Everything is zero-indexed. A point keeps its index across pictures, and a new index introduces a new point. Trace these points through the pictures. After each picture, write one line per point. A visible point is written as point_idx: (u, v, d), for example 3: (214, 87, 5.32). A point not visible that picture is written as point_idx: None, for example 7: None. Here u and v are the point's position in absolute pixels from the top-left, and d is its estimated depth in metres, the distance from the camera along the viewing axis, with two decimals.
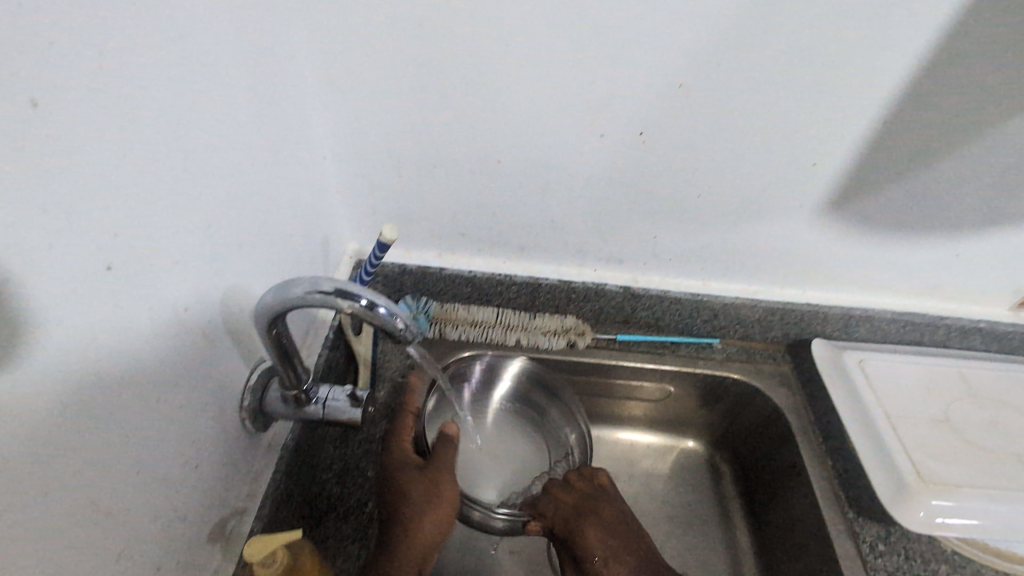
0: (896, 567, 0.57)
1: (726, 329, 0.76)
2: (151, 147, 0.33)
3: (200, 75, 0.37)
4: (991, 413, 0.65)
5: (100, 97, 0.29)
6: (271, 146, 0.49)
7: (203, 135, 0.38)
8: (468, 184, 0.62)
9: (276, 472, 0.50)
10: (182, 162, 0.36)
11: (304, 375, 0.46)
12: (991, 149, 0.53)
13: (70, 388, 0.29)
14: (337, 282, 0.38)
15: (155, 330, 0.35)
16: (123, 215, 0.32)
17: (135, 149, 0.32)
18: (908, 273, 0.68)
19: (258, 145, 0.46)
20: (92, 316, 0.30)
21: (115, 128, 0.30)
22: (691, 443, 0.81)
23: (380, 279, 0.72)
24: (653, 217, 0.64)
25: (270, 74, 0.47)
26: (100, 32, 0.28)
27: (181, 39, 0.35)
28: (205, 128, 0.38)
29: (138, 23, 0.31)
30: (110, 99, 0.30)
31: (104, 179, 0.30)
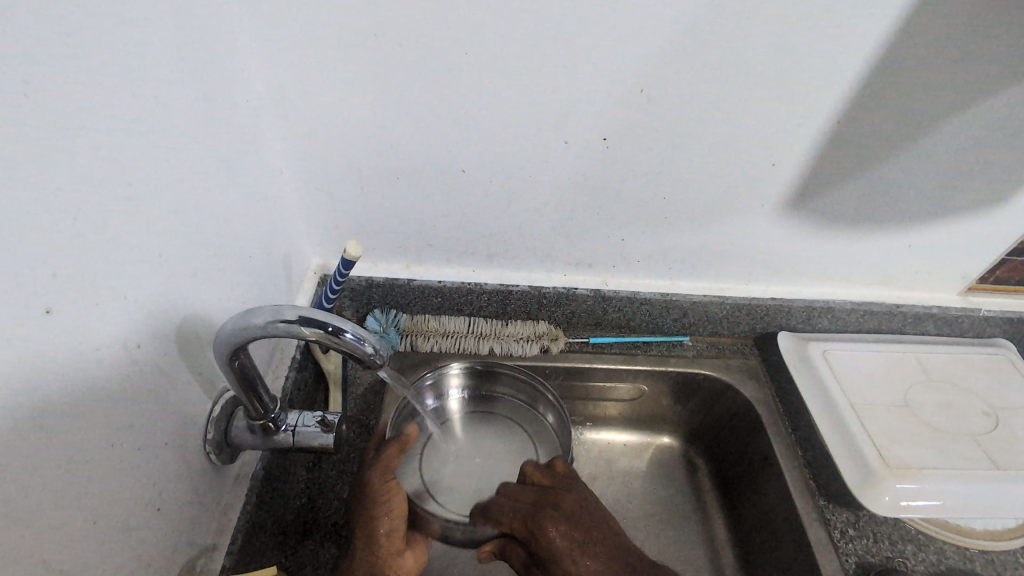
0: (866, 550, 0.59)
1: (695, 326, 0.77)
2: (90, 176, 0.31)
3: (139, 97, 0.35)
4: (945, 396, 0.68)
5: (30, 126, 0.27)
6: (223, 164, 0.46)
7: (147, 160, 0.36)
8: (432, 195, 0.61)
9: (246, 504, 0.48)
10: (125, 189, 0.34)
11: (270, 404, 0.45)
12: (937, 143, 0.56)
13: (12, 442, 0.27)
14: (301, 310, 0.37)
15: (104, 371, 0.33)
16: (62, 251, 0.29)
17: (71, 179, 0.30)
18: (865, 264, 0.70)
19: (209, 165, 0.44)
20: (32, 363, 0.28)
21: (48, 159, 0.28)
22: (666, 439, 0.83)
23: (347, 294, 0.70)
24: (621, 220, 0.64)
25: (218, 90, 0.45)
26: (26, 58, 0.26)
27: (118, 59, 0.33)
28: (149, 153, 0.36)
29: (68, 45, 0.29)
30: (41, 128, 0.27)
31: (38, 213, 0.28)
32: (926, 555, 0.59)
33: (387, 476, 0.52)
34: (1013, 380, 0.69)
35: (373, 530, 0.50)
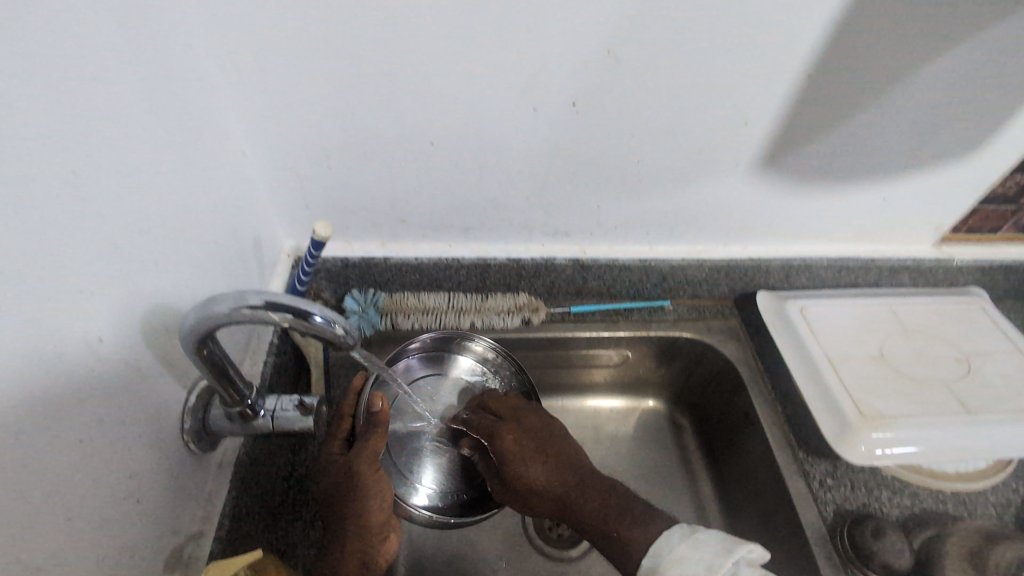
0: (844, 498, 0.61)
1: (676, 290, 0.77)
2: (31, 163, 0.29)
3: (77, 75, 0.33)
4: (919, 346, 0.69)
5: None
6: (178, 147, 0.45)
7: (95, 144, 0.34)
8: (404, 170, 0.60)
9: (231, 491, 0.48)
10: (73, 176, 0.32)
11: (246, 390, 0.44)
12: (911, 93, 0.55)
13: None
14: (266, 294, 0.36)
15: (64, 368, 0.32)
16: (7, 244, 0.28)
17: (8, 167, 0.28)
18: (842, 220, 0.70)
19: (163, 147, 0.42)
20: None
21: None
22: (651, 402, 0.85)
23: (324, 275, 0.69)
24: (597, 187, 0.63)
25: (166, 68, 0.42)
26: None
27: (50, 35, 0.30)
28: (96, 136, 0.34)
29: None
30: None
31: None
32: (901, 499, 0.61)
33: (375, 461, 0.52)
34: (984, 326, 0.71)
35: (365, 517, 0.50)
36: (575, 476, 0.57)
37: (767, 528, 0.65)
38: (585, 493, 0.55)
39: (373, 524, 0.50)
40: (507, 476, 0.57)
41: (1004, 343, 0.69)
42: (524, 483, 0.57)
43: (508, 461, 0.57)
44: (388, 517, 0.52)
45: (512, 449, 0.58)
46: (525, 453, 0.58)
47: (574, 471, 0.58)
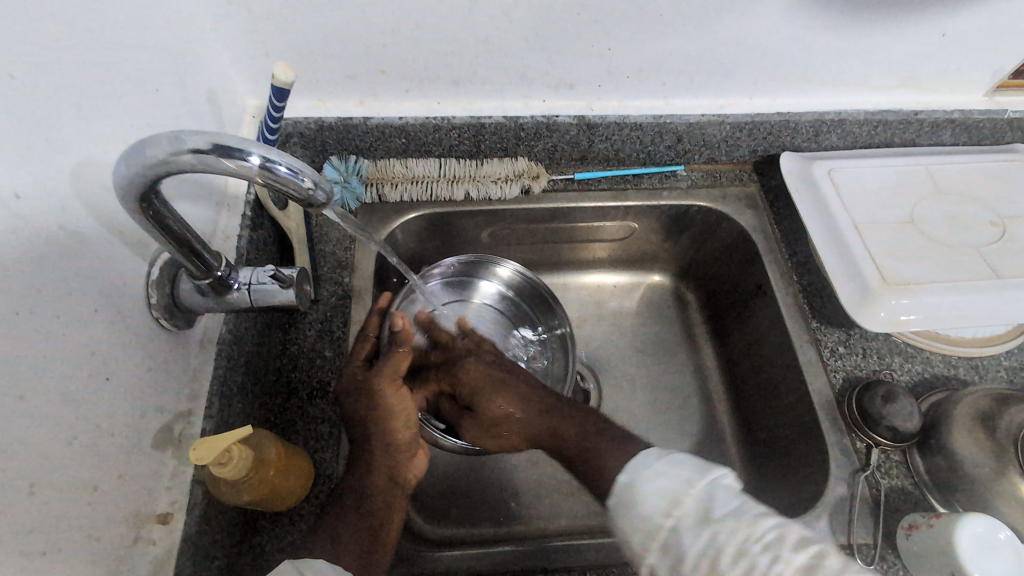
0: (854, 366, 0.60)
1: (691, 153, 0.69)
2: None
3: None
4: (954, 209, 0.64)
5: None
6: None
7: None
8: (375, 2, 0.50)
9: (218, 369, 0.45)
10: None
11: (213, 261, 0.39)
12: None
13: None
14: (211, 136, 0.29)
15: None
16: None
17: None
18: (888, 63, 0.60)
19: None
20: None
21: None
22: (657, 278, 0.82)
23: (296, 141, 0.61)
24: (606, 24, 0.53)
25: None
26: None
27: None
28: None
29: None
30: None
31: None
32: (913, 366, 0.60)
33: (398, 382, 0.49)
34: None
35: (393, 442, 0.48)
36: (540, 404, 0.51)
37: (771, 396, 0.65)
38: (557, 421, 0.50)
39: (400, 447, 0.49)
40: (479, 409, 0.53)
41: None
42: (495, 417, 0.52)
43: (474, 393, 0.54)
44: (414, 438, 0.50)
45: (478, 382, 0.54)
46: (487, 386, 0.53)
47: (539, 397, 0.52)
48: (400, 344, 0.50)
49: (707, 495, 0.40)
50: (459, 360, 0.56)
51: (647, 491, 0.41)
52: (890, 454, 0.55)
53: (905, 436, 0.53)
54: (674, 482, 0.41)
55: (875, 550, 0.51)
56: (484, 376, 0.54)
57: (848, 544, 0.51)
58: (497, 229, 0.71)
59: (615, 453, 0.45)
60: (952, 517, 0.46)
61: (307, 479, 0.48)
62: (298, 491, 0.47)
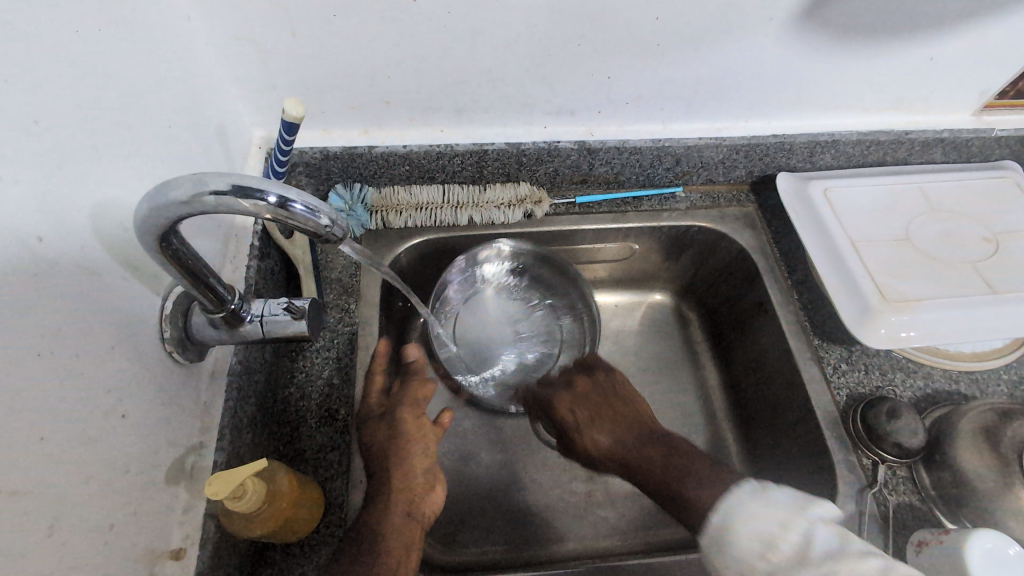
0: (857, 382, 0.60)
1: (689, 175, 0.71)
2: None
3: None
4: (948, 226, 0.65)
5: None
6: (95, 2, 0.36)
7: None
8: (380, 37, 0.51)
9: (229, 401, 0.46)
10: None
11: (228, 295, 0.40)
12: None
13: None
14: (231, 178, 0.30)
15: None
16: None
17: None
18: (879, 86, 0.62)
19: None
20: None
21: None
22: (658, 297, 0.83)
23: (302, 170, 0.62)
24: (606, 54, 0.55)
25: None
26: None
27: None
28: None
29: None
30: None
31: None
32: (914, 381, 0.61)
33: (417, 409, 0.52)
34: (1015, 203, 0.67)
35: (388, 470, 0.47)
36: (644, 434, 0.56)
37: (775, 414, 0.66)
38: (647, 455, 0.53)
39: (417, 473, 0.48)
40: (574, 441, 0.58)
41: None
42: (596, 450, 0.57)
43: (576, 427, 0.59)
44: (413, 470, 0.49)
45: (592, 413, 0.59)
46: (592, 416, 0.59)
47: (644, 431, 0.56)
48: (418, 371, 0.55)
49: (805, 536, 0.39)
50: (557, 395, 0.62)
51: (741, 532, 0.42)
52: (897, 470, 0.56)
53: (912, 452, 0.54)
54: (769, 524, 0.41)
55: None
56: (626, 408, 0.59)
57: None
58: (500, 253, 0.72)
59: (712, 481, 0.48)
60: (962, 531, 0.47)
61: (318, 511, 0.48)
62: (309, 524, 0.47)
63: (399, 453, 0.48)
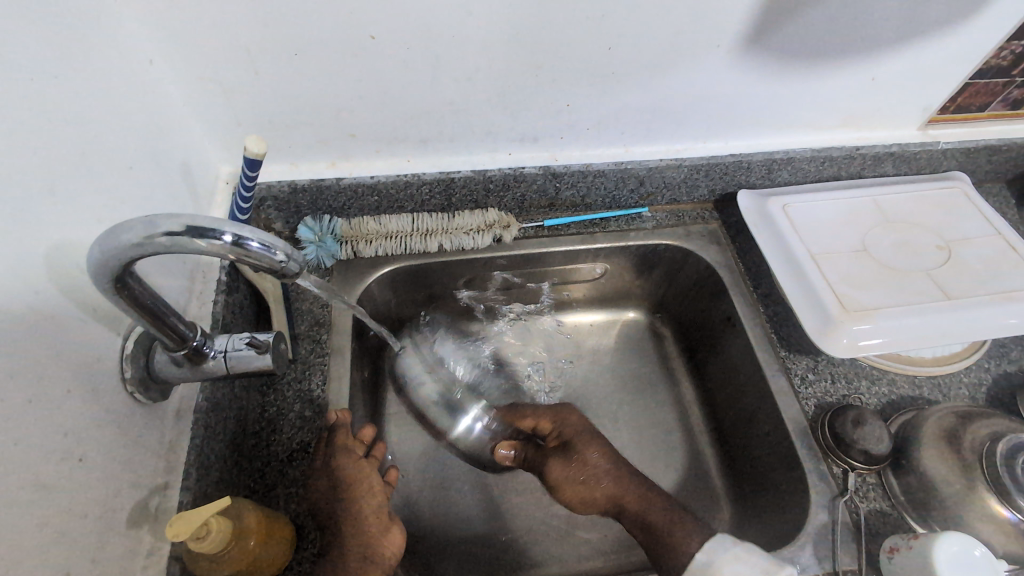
0: (824, 392, 0.62)
1: (654, 195, 0.73)
2: None
3: None
4: (902, 236, 0.67)
5: None
6: (54, 51, 0.37)
7: None
8: (340, 73, 0.52)
9: (195, 438, 0.45)
10: None
11: (189, 332, 0.40)
12: None
13: None
14: (182, 218, 0.31)
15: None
16: None
17: None
18: (829, 106, 0.64)
19: (29, 48, 0.34)
20: None
21: None
22: (632, 314, 0.84)
23: (271, 204, 0.62)
24: (563, 83, 0.56)
25: None
26: None
27: None
28: None
29: None
30: None
31: None
32: (879, 388, 0.62)
33: (354, 454, 0.51)
34: (964, 212, 0.70)
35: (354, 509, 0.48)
36: (636, 481, 0.55)
37: (749, 425, 0.67)
38: (647, 502, 0.53)
39: (373, 520, 0.48)
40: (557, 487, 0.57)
41: (984, 228, 0.68)
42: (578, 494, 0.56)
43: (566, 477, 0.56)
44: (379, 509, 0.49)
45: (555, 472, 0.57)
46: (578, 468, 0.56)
47: (633, 478, 0.55)
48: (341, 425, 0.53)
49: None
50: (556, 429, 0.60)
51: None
52: (867, 477, 0.57)
53: (879, 458, 0.55)
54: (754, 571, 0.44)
55: (860, 574, 0.51)
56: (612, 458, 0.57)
57: (833, 569, 0.52)
58: (472, 278, 0.74)
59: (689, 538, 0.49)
60: (930, 536, 0.48)
61: (289, 547, 0.47)
62: (280, 560, 0.46)
63: (347, 502, 0.48)
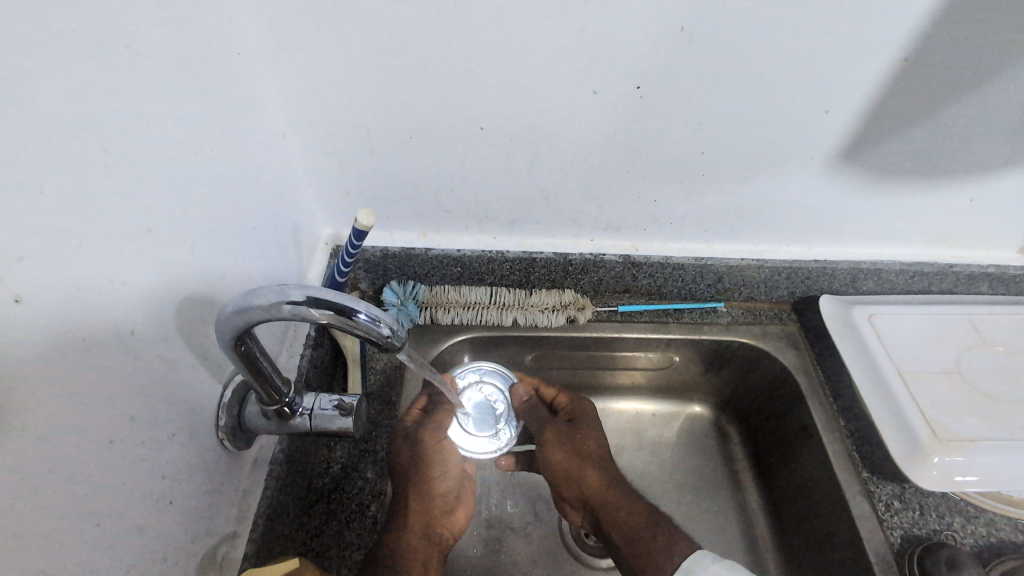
0: (912, 524, 0.57)
1: (731, 292, 0.72)
2: (74, 168, 0.29)
3: (114, 63, 0.31)
4: (1002, 362, 0.63)
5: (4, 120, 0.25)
6: (202, 113, 0.40)
7: (124, 137, 0.32)
8: (441, 154, 0.55)
9: (268, 488, 0.47)
10: (107, 176, 0.31)
11: (284, 389, 0.43)
12: (1006, 94, 0.49)
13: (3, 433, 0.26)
14: (308, 290, 0.34)
15: (11, 365, 0.26)
16: (22, 251, 0.26)
17: (60, 169, 0.28)
18: (921, 222, 0.64)
19: (181, 107, 0.38)
20: (35, 341, 0.27)
21: (48, 160, 0.27)
22: (697, 409, 0.80)
23: (362, 265, 0.65)
24: (653, 181, 0.58)
25: (204, 56, 0.40)
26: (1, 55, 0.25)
27: (95, 29, 0.30)
28: (131, 129, 0.33)
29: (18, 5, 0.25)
30: (11, 110, 0.25)
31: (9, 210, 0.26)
32: (975, 528, 0.57)
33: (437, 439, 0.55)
34: None
35: (429, 487, 0.53)
36: None
37: (824, 549, 0.61)
38: None
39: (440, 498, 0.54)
40: None
41: None
42: None
43: None
44: (447, 497, 0.55)
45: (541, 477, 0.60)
46: None
47: None
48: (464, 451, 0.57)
49: None
50: None
51: None
52: None
53: None
54: None
55: None
56: None
57: None
58: (539, 354, 0.73)
59: None
60: None
61: None
62: None
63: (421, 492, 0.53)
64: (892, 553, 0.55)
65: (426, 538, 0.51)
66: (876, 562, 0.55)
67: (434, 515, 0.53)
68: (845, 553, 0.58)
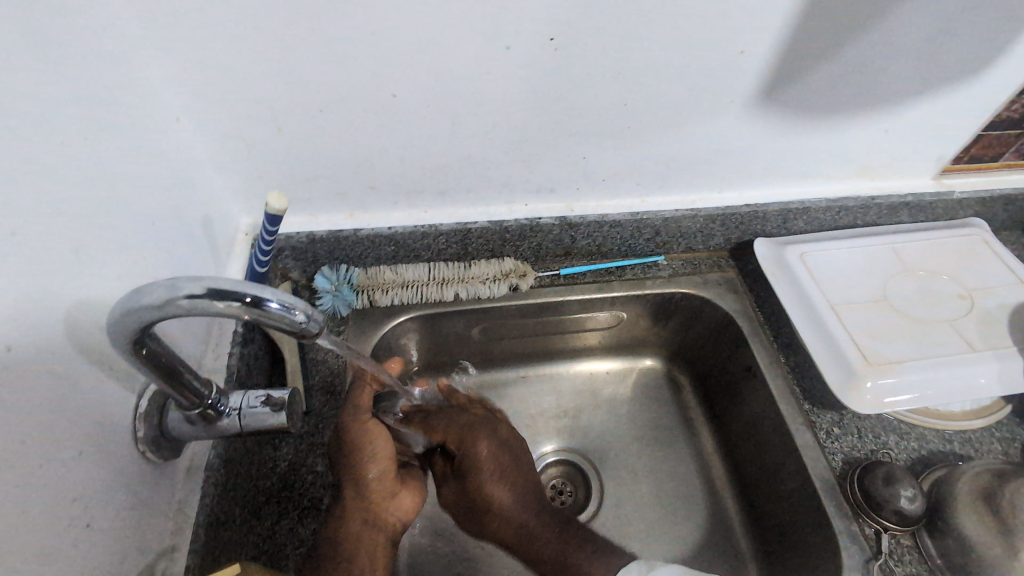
0: (851, 447, 0.60)
1: (670, 244, 0.72)
2: None
3: None
4: (923, 285, 0.66)
5: None
6: (68, 98, 0.36)
7: None
8: (358, 128, 0.53)
9: (206, 495, 0.45)
10: None
11: (204, 390, 0.40)
12: (909, 21, 0.50)
13: None
14: (206, 281, 0.31)
15: None
16: None
17: None
18: (842, 157, 0.65)
19: (43, 92, 0.34)
20: None
21: None
22: (648, 362, 0.82)
23: (288, 253, 0.62)
24: (580, 138, 0.57)
25: (62, 31, 0.36)
26: None
27: None
28: None
29: None
30: None
31: None
32: (907, 443, 0.60)
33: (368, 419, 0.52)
34: (987, 261, 0.69)
35: (365, 476, 0.50)
36: None
37: (774, 480, 0.64)
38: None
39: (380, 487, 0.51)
40: None
41: (1006, 277, 0.67)
42: None
43: None
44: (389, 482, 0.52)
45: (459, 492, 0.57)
46: None
47: None
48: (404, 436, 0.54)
49: None
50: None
51: None
52: (901, 539, 0.55)
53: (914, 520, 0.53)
54: None
55: None
56: None
57: None
58: (487, 326, 0.72)
59: None
60: None
61: None
62: None
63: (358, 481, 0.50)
64: (835, 477, 0.58)
65: (368, 524, 0.50)
66: (821, 488, 0.58)
67: (374, 504, 0.50)
68: (793, 483, 0.61)
